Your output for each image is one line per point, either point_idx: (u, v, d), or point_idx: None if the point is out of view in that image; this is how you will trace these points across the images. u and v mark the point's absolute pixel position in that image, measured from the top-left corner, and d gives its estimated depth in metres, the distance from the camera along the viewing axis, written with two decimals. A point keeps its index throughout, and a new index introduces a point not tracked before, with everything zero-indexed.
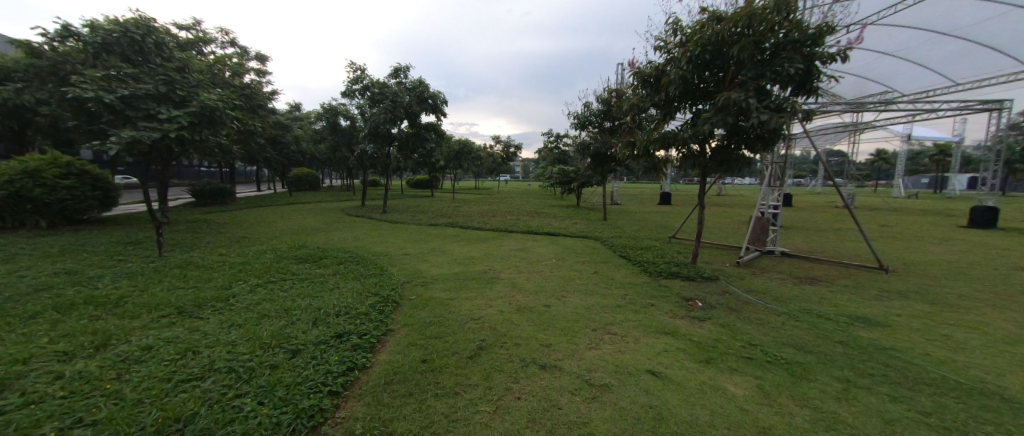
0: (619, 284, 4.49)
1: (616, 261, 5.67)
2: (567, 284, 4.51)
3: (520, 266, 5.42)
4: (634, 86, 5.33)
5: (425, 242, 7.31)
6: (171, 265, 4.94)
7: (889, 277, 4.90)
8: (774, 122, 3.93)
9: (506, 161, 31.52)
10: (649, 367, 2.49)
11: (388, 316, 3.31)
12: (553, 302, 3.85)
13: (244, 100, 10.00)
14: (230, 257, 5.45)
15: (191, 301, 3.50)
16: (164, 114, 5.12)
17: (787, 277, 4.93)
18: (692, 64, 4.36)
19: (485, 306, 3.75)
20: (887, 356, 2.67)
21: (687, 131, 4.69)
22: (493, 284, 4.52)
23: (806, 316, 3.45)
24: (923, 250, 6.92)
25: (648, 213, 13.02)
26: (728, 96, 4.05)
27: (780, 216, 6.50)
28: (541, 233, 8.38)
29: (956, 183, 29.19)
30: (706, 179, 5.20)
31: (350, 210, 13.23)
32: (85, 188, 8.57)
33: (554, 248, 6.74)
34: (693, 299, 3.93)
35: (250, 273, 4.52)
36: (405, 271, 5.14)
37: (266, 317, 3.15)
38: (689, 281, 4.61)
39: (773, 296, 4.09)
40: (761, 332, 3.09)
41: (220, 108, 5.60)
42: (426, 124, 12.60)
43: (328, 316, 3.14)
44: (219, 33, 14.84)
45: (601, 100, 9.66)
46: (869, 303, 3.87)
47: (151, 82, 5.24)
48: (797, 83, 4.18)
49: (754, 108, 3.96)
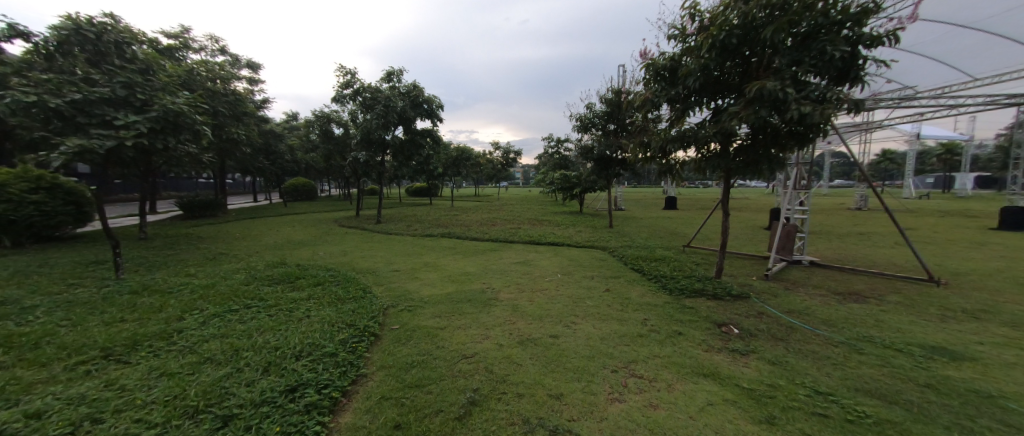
0: (636, 305, 3.87)
1: (630, 275, 5.06)
2: (575, 307, 3.91)
3: (522, 284, 4.83)
4: (645, 80, 4.77)
5: (418, 256, 6.71)
6: (126, 290, 4.35)
7: (942, 291, 4.28)
8: (818, 116, 3.33)
9: (505, 167, 30.95)
10: (695, 432, 1.88)
11: (361, 357, 2.69)
12: (562, 331, 3.24)
13: (227, 107, 9.46)
14: (195, 279, 4.85)
15: (123, 340, 2.90)
16: (121, 120, 4.59)
17: (826, 293, 4.32)
18: (714, 51, 3.81)
19: (480, 339, 3.14)
20: (1001, 407, 2.07)
21: (709, 128, 4.11)
22: (490, 308, 3.93)
23: (869, 347, 2.84)
24: (963, 256, 6.30)
25: (654, 219, 12.44)
26: (761, 86, 3.46)
27: (808, 222, 5.89)
28: (543, 243, 7.77)
29: (965, 182, 28.62)
30: (729, 183, 4.59)
31: (343, 221, 12.65)
32: (56, 203, 8.03)
33: (559, 261, 6.14)
34: (726, 325, 3.32)
35: (209, 300, 3.92)
36: (391, 292, 4.53)
37: (207, 362, 2.54)
38: (717, 301, 4.00)
39: (820, 319, 3.47)
40: (823, 373, 2.47)
41: (186, 112, 5.05)
42: (421, 130, 12.04)
43: (284, 360, 2.54)
44: (208, 40, 14.47)
45: (606, 101, 9.11)
46: (937, 328, 3.25)
47: (106, 85, 4.72)
48: (838, 71, 3.58)
49: (793, 99, 3.36)
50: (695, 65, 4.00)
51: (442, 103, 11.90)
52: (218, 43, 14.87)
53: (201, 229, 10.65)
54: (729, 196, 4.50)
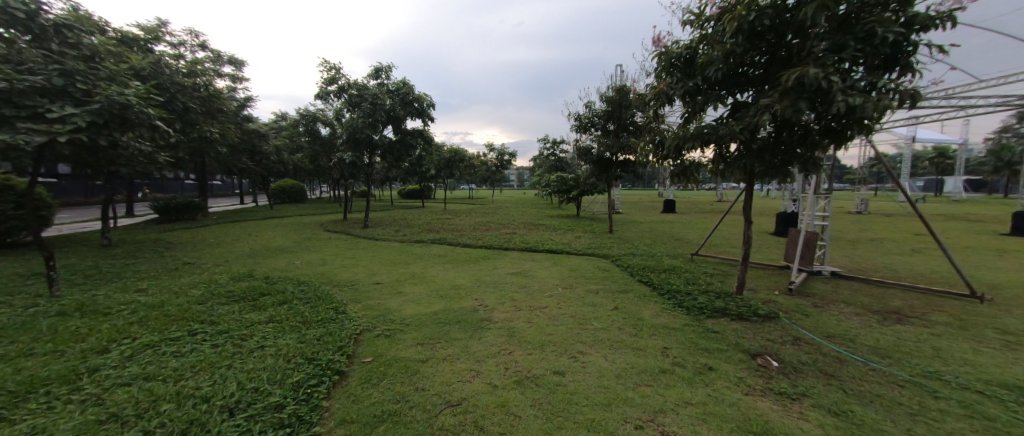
0: (652, 329, 3.35)
1: (639, 290, 4.54)
2: (581, 330, 3.38)
3: (518, 301, 4.26)
4: (658, 71, 4.27)
5: (403, 266, 6.14)
6: (56, 311, 3.71)
7: (992, 310, 3.81)
8: (869, 109, 2.81)
9: (500, 169, 30.35)
10: None
11: (316, 408, 2.12)
12: (569, 365, 2.70)
13: (200, 104, 8.83)
14: (143, 296, 4.23)
15: (15, 385, 2.28)
16: (55, 113, 3.94)
17: (863, 311, 3.83)
18: (742, 35, 3.29)
19: (470, 377, 2.57)
20: None
21: (733, 124, 3.60)
22: (483, 331, 3.39)
23: (944, 389, 2.34)
24: (992, 266, 5.87)
25: (655, 224, 11.97)
26: (799, 73, 2.95)
27: (828, 229, 5.43)
28: (540, 251, 7.25)
29: (957, 187, 28.67)
30: (751, 187, 4.06)
31: (328, 225, 11.99)
32: (6, 206, 7.30)
33: (559, 272, 5.62)
34: (762, 356, 2.80)
35: (149, 325, 3.31)
36: (369, 311, 3.94)
37: (110, 420, 1.95)
38: (743, 322, 3.49)
39: (867, 349, 2.97)
40: (903, 429, 1.95)
41: (136, 105, 4.42)
42: (411, 130, 11.45)
43: (210, 419, 1.95)
44: (188, 35, 13.82)
45: (606, 100, 8.65)
46: (1010, 359, 2.76)
47: (40, 73, 4.09)
48: (886, 57, 3.06)
49: (838, 89, 2.85)
50: (718, 53, 3.51)
51: (433, 101, 11.33)
52: (199, 38, 14.21)
53: (175, 234, 9.95)
54: (752, 201, 3.99)
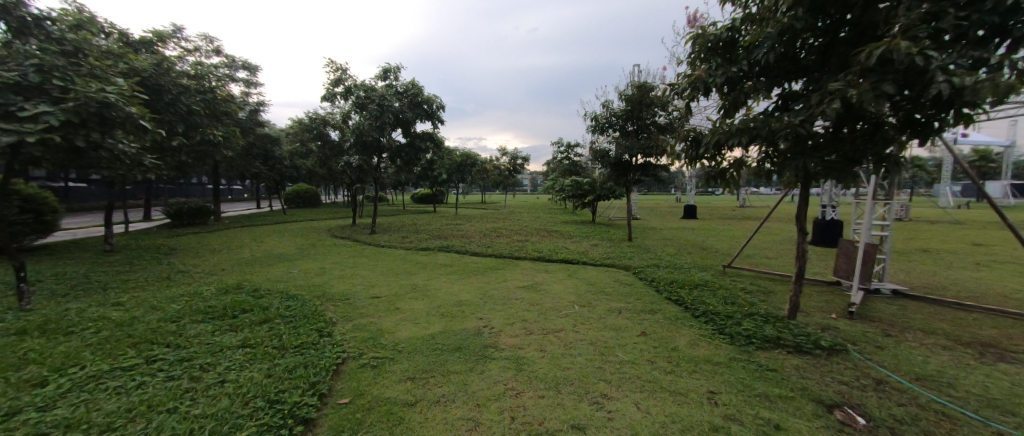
0: (692, 363, 2.76)
1: (669, 310, 3.94)
2: (606, 363, 2.81)
3: (530, 321, 3.70)
4: (693, 57, 3.65)
5: (406, 276, 5.68)
6: (16, 329, 3.34)
7: None
8: (979, 92, 2.18)
9: (513, 174, 29.90)
10: None
11: None
12: (592, 417, 2.13)
13: (205, 107, 8.63)
14: (117, 311, 3.84)
15: None
16: (25, 110, 3.59)
17: (950, 344, 3.14)
18: (803, 6, 2.72)
19: (466, 430, 2.04)
20: None
21: (788, 117, 2.97)
22: (488, 362, 2.87)
23: None
24: None
25: (677, 231, 11.24)
26: (886, 48, 2.33)
27: (889, 240, 4.70)
28: (554, 260, 6.70)
29: (1001, 192, 26.69)
30: (805, 192, 3.42)
31: (335, 231, 11.70)
32: None
33: (576, 285, 5.07)
34: (842, 409, 2.18)
35: (106, 349, 2.88)
36: (361, 332, 3.46)
37: None
38: (804, 356, 2.86)
39: (980, 401, 2.31)
40: None
41: (115, 103, 4.07)
42: (421, 133, 11.06)
43: None
44: (202, 41, 13.87)
45: (625, 98, 8.06)
46: None
47: (15, 69, 3.78)
48: (997, 27, 2.39)
49: (938, 68, 2.23)
50: (772, 31, 2.90)
51: (442, 103, 10.95)
52: (213, 44, 14.24)
53: (180, 239, 9.75)
54: (806, 209, 3.36)
